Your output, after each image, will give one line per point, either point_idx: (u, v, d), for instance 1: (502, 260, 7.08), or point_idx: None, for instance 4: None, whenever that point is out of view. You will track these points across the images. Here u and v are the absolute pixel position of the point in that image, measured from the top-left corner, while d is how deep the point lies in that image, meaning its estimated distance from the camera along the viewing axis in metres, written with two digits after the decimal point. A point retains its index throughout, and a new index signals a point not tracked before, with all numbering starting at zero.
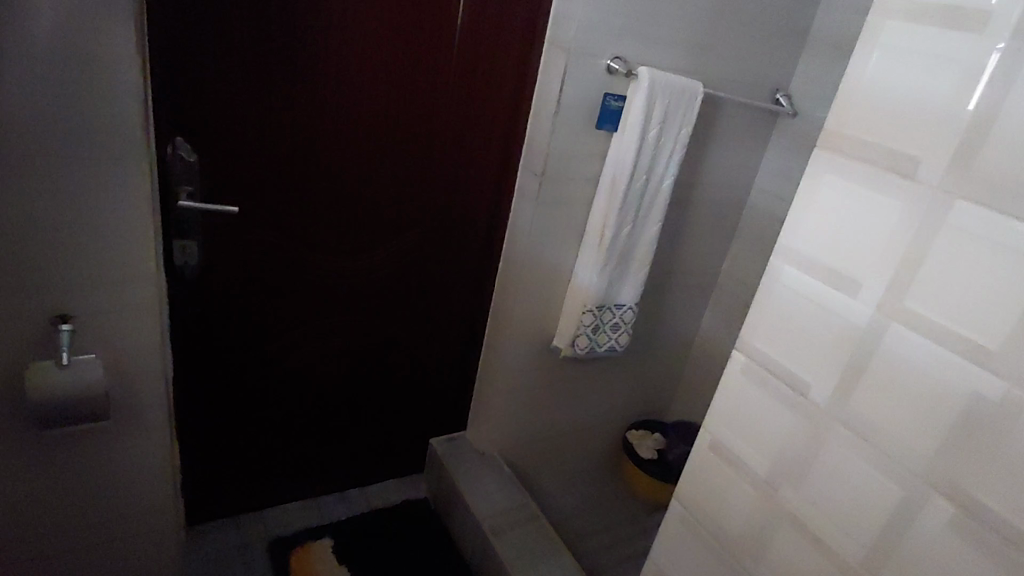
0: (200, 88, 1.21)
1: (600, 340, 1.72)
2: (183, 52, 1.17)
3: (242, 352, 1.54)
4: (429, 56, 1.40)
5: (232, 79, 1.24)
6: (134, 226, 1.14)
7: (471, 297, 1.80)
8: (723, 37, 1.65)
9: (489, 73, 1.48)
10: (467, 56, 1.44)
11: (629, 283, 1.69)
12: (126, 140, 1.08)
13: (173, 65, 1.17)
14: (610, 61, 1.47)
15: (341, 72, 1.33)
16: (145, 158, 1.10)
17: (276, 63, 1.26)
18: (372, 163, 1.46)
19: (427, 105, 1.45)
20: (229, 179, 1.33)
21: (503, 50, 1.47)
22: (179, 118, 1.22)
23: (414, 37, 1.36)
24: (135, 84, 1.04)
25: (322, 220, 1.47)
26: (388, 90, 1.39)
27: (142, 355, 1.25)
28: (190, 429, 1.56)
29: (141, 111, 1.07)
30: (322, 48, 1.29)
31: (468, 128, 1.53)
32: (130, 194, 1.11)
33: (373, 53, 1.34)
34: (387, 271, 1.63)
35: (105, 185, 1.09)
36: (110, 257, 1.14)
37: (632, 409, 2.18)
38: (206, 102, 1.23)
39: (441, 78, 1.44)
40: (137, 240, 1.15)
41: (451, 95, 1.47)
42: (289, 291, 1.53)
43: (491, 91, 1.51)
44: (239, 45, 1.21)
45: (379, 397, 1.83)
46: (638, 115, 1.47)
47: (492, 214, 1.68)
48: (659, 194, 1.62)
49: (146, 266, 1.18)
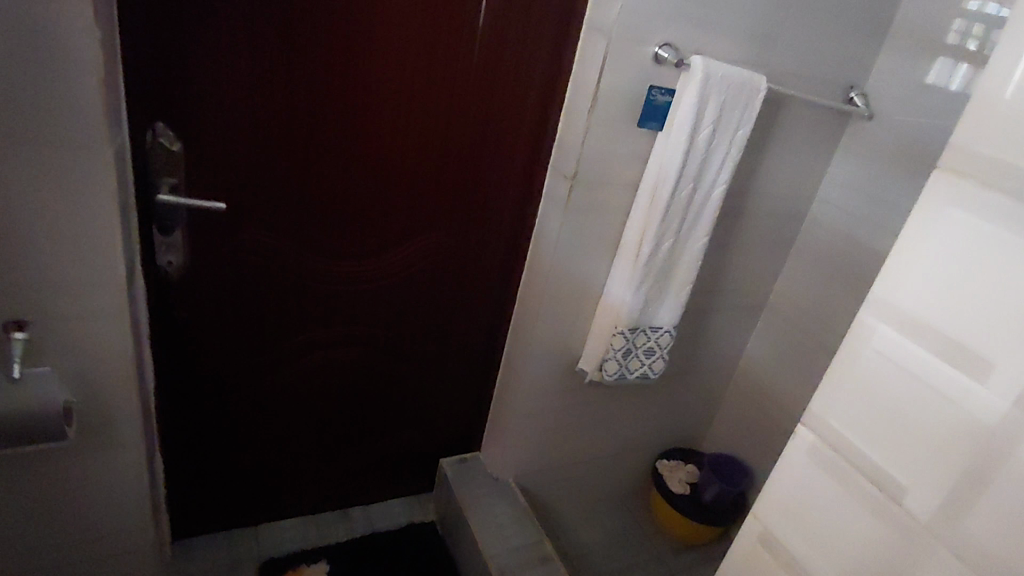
0: (183, 68, 1.06)
1: (632, 366, 1.51)
2: (163, 26, 1.02)
3: (234, 361, 1.40)
4: (448, 41, 1.22)
5: (219, 59, 1.08)
6: (97, 225, 1.00)
7: (490, 308, 1.63)
8: (792, 24, 1.42)
9: (516, 61, 1.30)
10: (493, 41, 1.25)
11: (667, 302, 1.48)
12: (87, 126, 0.93)
13: (149, 41, 1.02)
14: (658, 48, 1.27)
15: (346, 57, 1.16)
16: (110, 148, 0.96)
17: (272, 44, 1.10)
18: (382, 160, 1.30)
19: (445, 96, 1.28)
20: (217, 173, 1.18)
21: (533, 36, 1.28)
22: (160, 104, 1.08)
23: (430, 17, 1.18)
24: (94, 63, 0.90)
25: (325, 222, 1.32)
26: (401, 79, 1.22)
27: (109, 366, 1.12)
28: (176, 439, 1.44)
29: (101, 92, 0.92)
30: (324, 28, 1.12)
31: (492, 124, 1.35)
32: (92, 188, 0.97)
33: (383, 36, 1.17)
34: (397, 279, 1.47)
35: (62, 178, 0.95)
36: (71, 258, 1.01)
37: (665, 436, 1.97)
38: (189, 85, 1.08)
39: (462, 65, 1.26)
40: (99, 241, 1.01)
41: (473, 85, 1.29)
42: (289, 299, 1.38)
43: (520, 83, 1.33)
44: (227, 19, 1.06)
45: (386, 412, 1.68)
46: (689, 112, 1.26)
47: (516, 219, 1.51)
48: (708, 204, 1.41)
49: (112, 269, 1.04)
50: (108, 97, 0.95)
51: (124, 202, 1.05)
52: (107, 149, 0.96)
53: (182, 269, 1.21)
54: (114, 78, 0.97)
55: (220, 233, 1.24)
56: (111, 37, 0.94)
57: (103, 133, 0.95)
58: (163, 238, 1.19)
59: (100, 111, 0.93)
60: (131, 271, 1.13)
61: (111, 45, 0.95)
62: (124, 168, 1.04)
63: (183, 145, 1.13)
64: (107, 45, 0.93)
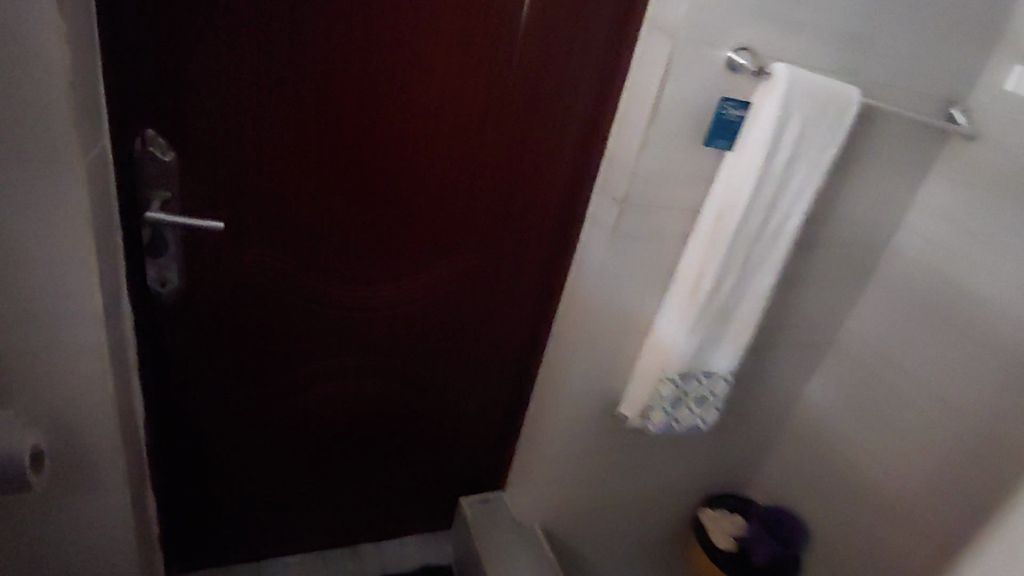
0: (177, 70, 0.92)
1: (681, 417, 1.31)
2: (152, 21, 0.88)
3: (236, 392, 1.27)
4: (484, 40, 1.06)
5: (219, 56, 0.93)
6: (71, 249, 0.86)
7: (521, 339, 1.46)
8: (890, 27, 1.20)
9: (561, 65, 1.12)
10: (535, 45, 1.09)
11: (726, 345, 1.29)
12: (54, 140, 0.78)
13: (138, 34, 0.88)
14: (733, 53, 1.07)
15: (367, 57, 1.01)
16: (82, 164, 0.81)
17: (282, 41, 0.96)
18: (405, 175, 1.14)
19: (479, 104, 1.12)
20: (217, 188, 1.04)
21: (583, 36, 1.11)
22: (152, 107, 0.93)
23: (465, 12, 1.02)
24: (60, 64, 0.75)
25: (339, 243, 1.17)
26: (428, 85, 1.07)
27: (87, 405, 0.98)
28: (172, 473, 1.30)
29: (72, 95, 0.77)
30: (342, 23, 0.97)
31: (532, 137, 1.19)
32: (62, 209, 0.83)
33: (410, 33, 1.01)
34: (419, 307, 1.31)
35: (27, 194, 0.81)
36: (40, 287, 0.87)
37: (710, 481, 1.78)
38: (184, 86, 0.93)
39: (500, 69, 1.09)
40: (73, 266, 0.87)
41: (511, 92, 1.12)
42: (298, 326, 1.23)
43: (565, 91, 1.15)
44: (229, 9, 0.90)
45: (404, 448, 1.52)
46: (768, 129, 1.07)
47: (554, 243, 1.33)
48: (780, 236, 1.21)
49: (89, 298, 0.90)
50: (82, 100, 0.80)
51: (103, 220, 0.91)
52: (81, 161, 0.81)
53: (178, 296, 1.07)
54: (90, 76, 0.82)
55: (220, 253, 1.10)
56: (84, 34, 0.79)
57: (75, 144, 0.80)
58: (155, 258, 1.04)
59: (71, 117, 0.78)
60: (114, 297, 0.99)
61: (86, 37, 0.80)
62: (103, 181, 0.89)
63: (178, 154, 0.98)
64: (81, 38, 0.78)
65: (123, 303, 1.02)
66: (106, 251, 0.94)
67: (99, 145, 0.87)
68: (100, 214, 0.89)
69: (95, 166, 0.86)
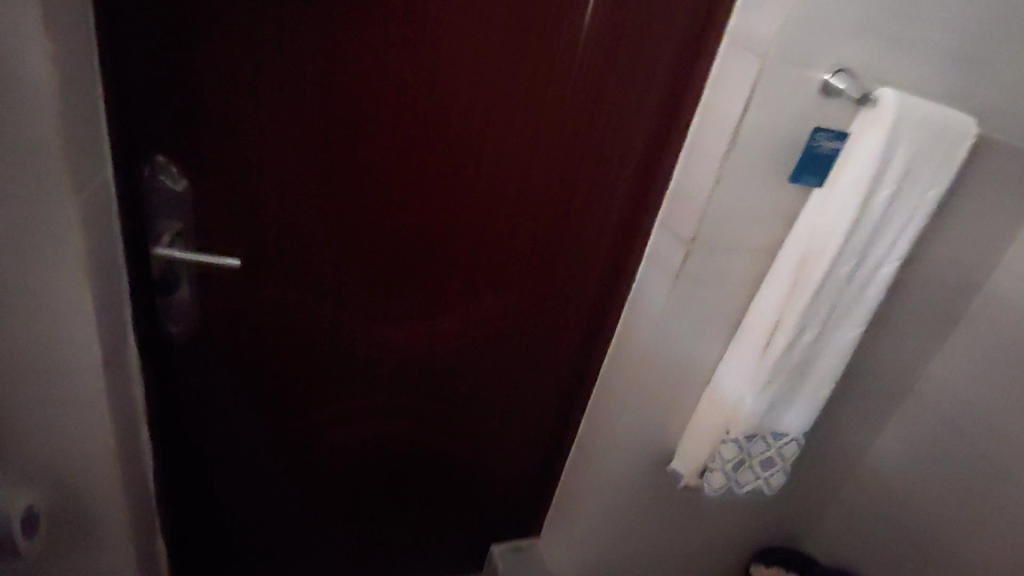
0: (191, 92, 0.81)
1: (742, 479, 1.16)
2: (163, 37, 0.77)
3: (253, 437, 1.15)
4: (538, 53, 0.93)
5: (241, 69, 0.82)
6: (68, 293, 0.74)
7: (564, 381, 1.33)
8: (1010, 46, 1.03)
9: (621, 80, 0.99)
10: (593, 64, 0.96)
11: (799, 402, 1.13)
12: (40, 177, 0.66)
13: (149, 44, 0.77)
14: (829, 76, 0.92)
15: (408, 72, 0.89)
16: (74, 202, 0.69)
17: (313, 53, 0.84)
18: (444, 202, 1.02)
19: (529, 125, 0.99)
20: (235, 221, 0.92)
21: (647, 51, 0.98)
22: (163, 127, 0.82)
23: (518, 22, 0.90)
24: (45, 91, 0.62)
25: (370, 276, 1.05)
26: (475, 103, 0.95)
27: (86, 460, 0.87)
28: (182, 526, 1.19)
29: (67, 117, 0.66)
30: (381, 34, 0.86)
31: (585, 162, 1.06)
32: (52, 253, 0.71)
33: (456, 46, 0.90)
34: (454, 347, 1.19)
35: (15, 231, 0.70)
36: (33, 336, 0.76)
37: (763, 536, 1.62)
38: (199, 103, 0.82)
39: (555, 85, 0.97)
40: (68, 312, 0.75)
41: (565, 111, 1.00)
42: (323, 366, 1.12)
43: (624, 111, 1.03)
44: (252, 16, 0.79)
45: (433, 493, 1.40)
46: (869, 164, 0.92)
47: (604, 280, 1.20)
48: (872, 284, 1.05)
49: (87, 346, 0.79)
50: (78, 121, 0.68)
51: (106, 256, 0.80)
52: (78, 193, 0.70)
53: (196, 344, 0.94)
54: (89, 92, 0.70)
55: (238, 288, 0.98)
56: (80, 52, 0.68)
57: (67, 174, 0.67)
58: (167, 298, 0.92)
59: (65, 144, 0.66)
60: (120, 338, 0.88)
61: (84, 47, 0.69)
62: (105, 211, 0.78)
63: (192, 179, 0.87)
64: (78, 48, 0.67)
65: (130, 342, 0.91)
66: (109, 290, 0.82)
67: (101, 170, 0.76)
68: (100, 250, 0.78)
69: (94, 195, 0.74)
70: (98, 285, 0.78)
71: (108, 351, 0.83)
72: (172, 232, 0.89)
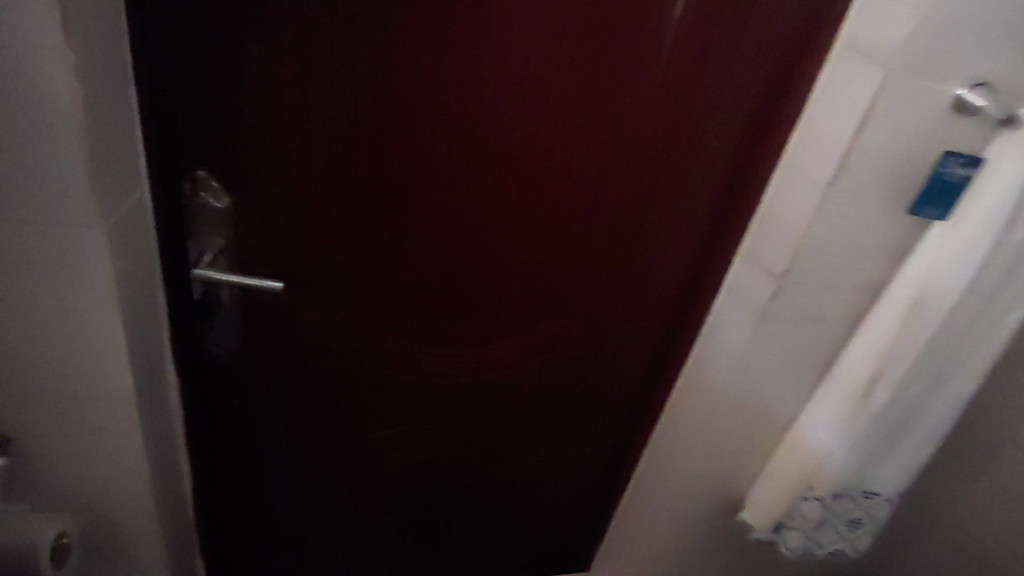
0: (233, 105, 0.74)
1: (823, 541, 1.04)
2: (204, 46, 0.70)
3: (293, 460, 1.10)
4: (617, 62, 0.82)
5: (287, 78, 0.74)
6: (98, 324, 0.68)
7: (624, 413, 1.23)
8: None
9: (709, 92, 0.88)
10: (676, 74, 0.85)
11: (895, 460, 1.00)
12: (68, 199, 0.60)
13: (190, 50, 0.70)
14: (966, 91, 0.77)
15: (470, 85, 0.80)
16: (104, 226, 0.62)
17: (366, 64, 0.76)
18: (503, 226, 0.93)
19: (602, 143, 0.89)
20: (278, 241, 0.86)
21: (740, 59, 0.86)
22: (205, 141, 0.76)
23: (596, 27, 0.79)
24: (71, 105, 0.56)
25: (420, 301, 0.97)
26: (542, 119, 0.85)
27: (119, 490, 0.82)
28: (219, 545, 1.15)
29: (94, 135, 0.59)
30: (442, 42, 0.76)
31: (662, 183, 0.95)
32: (79, 280, 0.65)
33: (524, 56, 0.79)
34: (505, 375, 1.10)
35: (41, 258, 0.63)
36: (60, 365, 0.70)
37: None
38: (243, 114, 0.75)
39: (633, 98, 0.86)
40: (96, 342, 0.69)
41: (643, 127, 0.88)
42: (368, 392, 1.05)
43: (709, 127, 0.91)
44: (301, 19, 0.71)
45: (478, 522, 1.32)
46: (1008, 198, 0.78)
47: (675, 309, 1.09)
48: (995, 334, 0.89)
49: (119, 376, 0.73)
50: (107, 138, 0.62)
51: (140, 280, 0.74)
52: (108, 217, 0.63)
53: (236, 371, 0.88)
54: (121, 106, 0.64)
55: (281, 309, 0.92)
56: (112, 61, 0.61)
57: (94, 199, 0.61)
58: (207, 318, 0.87)
59: (92, 166, 0.59)
60: (155, 362, 0.82)
61: (117, 56, 0.62)
62: (139, 232, 0.71)
63: (234, 196, 0.80)
64: (108, 58, 0.60)
65: (167, 366, 0.86)
66: (144, 315, 0.77)
67: (136, 190, 0.69)
68: (133, 275, 0.72)
69: (126, 217, 0.68)
70: (130, 312, 0.72)
71: (142, 379, 0.78)
72: (213, 252, 0.82)
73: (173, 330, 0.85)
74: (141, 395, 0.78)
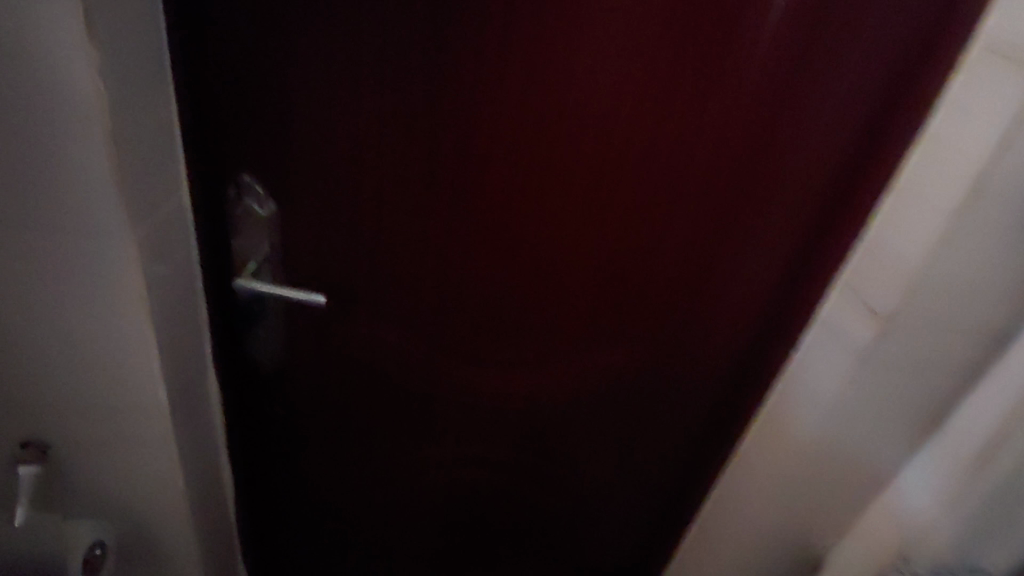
0: (280, 110, 0.70)
1: None
2: (250, 48, 0.66)
3: (339, 473, 1.06)
4: (702, 66, 0.72)
5: (335, 78, 0.69)
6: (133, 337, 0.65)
7: (691, 448, 1.12)
8: None
9: (811, 99, 0.75)
10: (769, 78, 0.73)
11: None
12: (98, 207, 0.56)
13: (235, 47, 0.66)
14: None
15: (533, 91, 0.71)
16: (134, 237, 0.58)
17: (419, 66, 0.69)
18: (563, 245, 0.84)
19: (680, 156, 0.78)
20: (324, 253, 0.80)
21: (848, 62, 0.73)
22: (249, 144, 0.71)
23: (681, 26, 0.69)
24: (97, 109, 0.52)
25: (469, 322, 0.90)
26: (612, 130, 0.75)
27: (156, 500, 0.80)
28: (265, 548, 1.14)
29: (125, 141, 0.55)
30: (503, 44, 0.68)
31: (745, 202, 0.83)
32: (112, 290, 0.61)
33: (595, 60, 0.70)
34: (559, 400, 1.02)
35: (76, 268, 0.60)
36: (95, 376, 0.68)
37: None
38: (289, 115, 0.70)
39: (719, 106, 0.75)
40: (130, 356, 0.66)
41: (729, 140, 0.77)
42: (416, 410, 0.99)
43: (806, 140, 0.78)
44: (350, 14, 0.65)
45: (527, 548, 1.25)
46: None
47: (753, 340, 0.97)
48: None
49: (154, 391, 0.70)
50: (141, 143, 0.58)
51: (180, 287, 0.70)
52: (142, 226, 0.60)
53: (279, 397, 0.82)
54: (158, 108, 0.60)
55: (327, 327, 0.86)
56: (149, 61, 0.57)
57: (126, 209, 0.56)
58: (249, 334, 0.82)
59: (121, 173, 0.55)
60: (196, 371, 0.79)
61: (154, 54, 0.58)
62: (179, 238, 0.68)
63: (279, 201, 0.76)
64: (142, 58, 0.56)
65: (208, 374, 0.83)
66: (184, 324, 0.73)
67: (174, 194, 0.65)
68: (172, 283, 0.68)
69: (164, 224, 0.64)
70: (168, 322, 0.69)
71: (179, 392, 0.74)
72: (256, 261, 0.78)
73: (214, 341, 0.82)
74: (179, 407, 0.75)
